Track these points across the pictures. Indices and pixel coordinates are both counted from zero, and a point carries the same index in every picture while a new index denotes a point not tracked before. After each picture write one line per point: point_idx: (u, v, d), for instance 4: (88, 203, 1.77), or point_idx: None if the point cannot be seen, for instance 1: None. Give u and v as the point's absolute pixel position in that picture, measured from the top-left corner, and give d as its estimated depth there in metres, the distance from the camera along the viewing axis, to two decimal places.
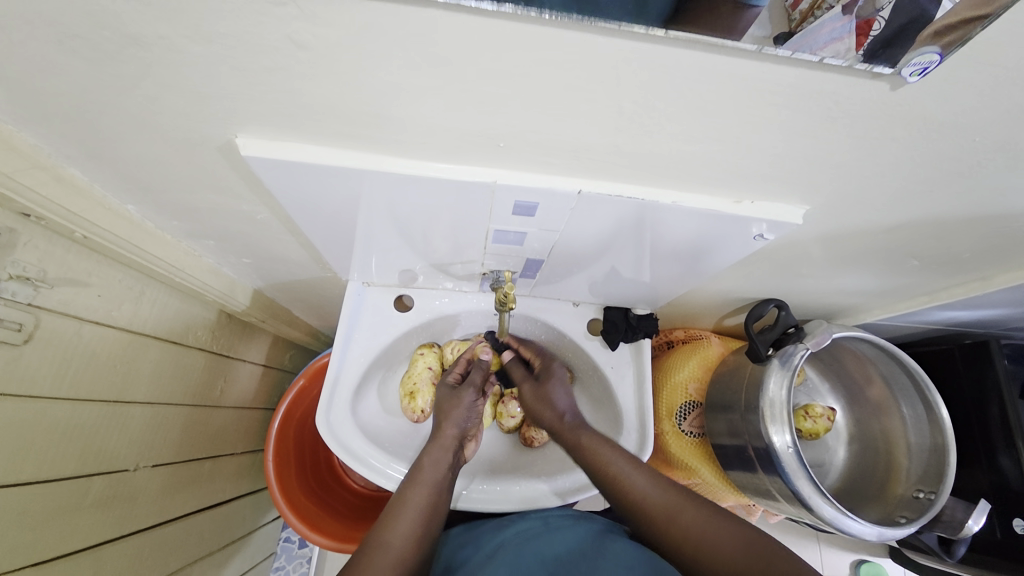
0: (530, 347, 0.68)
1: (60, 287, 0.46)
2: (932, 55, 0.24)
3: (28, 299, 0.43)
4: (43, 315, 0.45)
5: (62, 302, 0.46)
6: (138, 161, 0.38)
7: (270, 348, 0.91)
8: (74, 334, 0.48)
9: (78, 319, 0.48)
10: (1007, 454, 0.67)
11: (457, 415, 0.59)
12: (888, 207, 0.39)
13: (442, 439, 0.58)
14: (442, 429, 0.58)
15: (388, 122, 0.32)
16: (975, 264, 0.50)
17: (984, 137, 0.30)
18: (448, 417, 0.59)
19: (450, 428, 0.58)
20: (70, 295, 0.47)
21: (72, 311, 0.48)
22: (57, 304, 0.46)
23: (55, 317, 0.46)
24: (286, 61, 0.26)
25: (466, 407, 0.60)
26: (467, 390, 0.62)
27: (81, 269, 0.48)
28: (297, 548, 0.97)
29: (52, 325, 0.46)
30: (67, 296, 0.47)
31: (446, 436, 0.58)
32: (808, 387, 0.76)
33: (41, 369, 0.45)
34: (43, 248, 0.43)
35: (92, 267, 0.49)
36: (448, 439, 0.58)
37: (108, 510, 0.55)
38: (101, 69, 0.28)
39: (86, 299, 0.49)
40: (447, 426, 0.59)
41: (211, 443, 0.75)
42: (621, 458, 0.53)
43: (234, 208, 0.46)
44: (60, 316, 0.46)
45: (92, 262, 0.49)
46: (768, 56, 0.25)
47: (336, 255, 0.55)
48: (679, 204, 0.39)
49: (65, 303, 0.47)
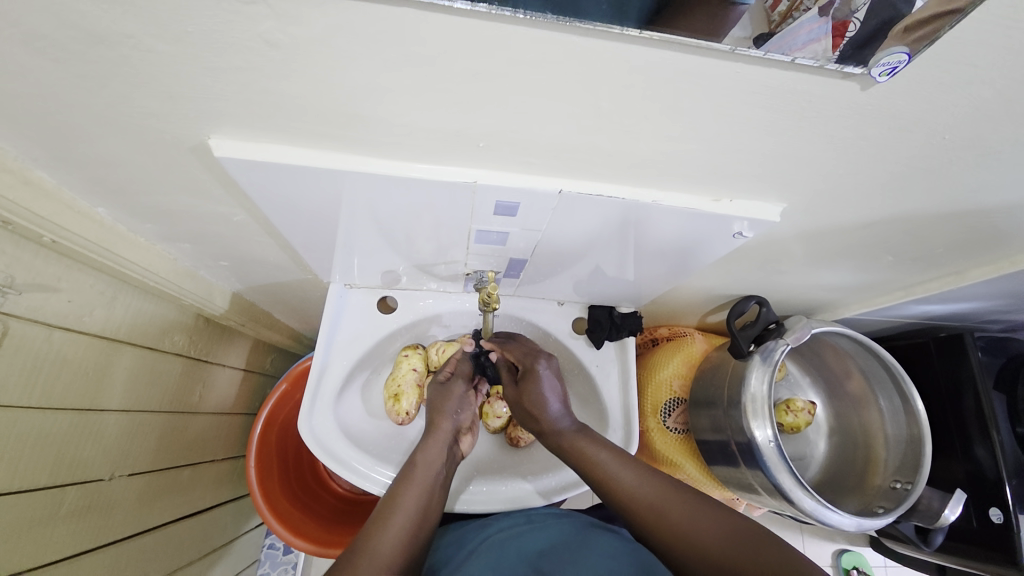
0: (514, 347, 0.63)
1: (28, 293, 0.44)
2: (900, 55, 0.24)
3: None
4: (12, 322, 0.43)
5: (31, 308, 0.45)
6: (108, 163, 0.37)
7: (251, 352, 0.89)
8: (43, 342, 0.47)
9: (47, 326, 0.47)
10: (982, 444, 0.69)
11: (451, 408, 0.60)
12: (863, 205, 0.40)
13: (436, 434, 0.58)
14: (435, 424, 0.58)
15: (366, 122, 0.31)
16: (948, 258, 0.51)
17: (953, 135, 0.31)
18: (442, 411, 0.60)
19: (444, 422, 0.59)
20: (39, 300, 0.46)
21: (42, 317, 0.46)
22: (27, 310, 0.44)
23: (24, 324, 0.44)
24: (260, 60, 0.26)
25: (458, 399, 0.61)
26: (460, 381, 0.63)
27: (50, 274, 0.46)
28: (282, 554, 0.96)
29: (22, 332, 0.44)
30: (36, 302, 0.45)
31: (439, 431, 0.58)
32: (789, 382, 0.77)
33: (10, 377, 0.44)
34: (10, 253, 0.42)
35: (61, 272, 0.47)
36: (441, 434, 0.58)
37: (83, 522, 0.53)
38: (67, 69, 0.27)
39: (56, 305, 0.48)
40: (441, 420, 0.59)
41: (189, 450, 0.73)
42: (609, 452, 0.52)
43: (210, 210, 0.45)
44: (29, 323, 0.45)
45: (62, 267, 0.47)
46: (741, 57, 0.25)
47: (316, 256, 0.55)
48: (660, 202, 0.40)
49: (34, 309, 0.45)
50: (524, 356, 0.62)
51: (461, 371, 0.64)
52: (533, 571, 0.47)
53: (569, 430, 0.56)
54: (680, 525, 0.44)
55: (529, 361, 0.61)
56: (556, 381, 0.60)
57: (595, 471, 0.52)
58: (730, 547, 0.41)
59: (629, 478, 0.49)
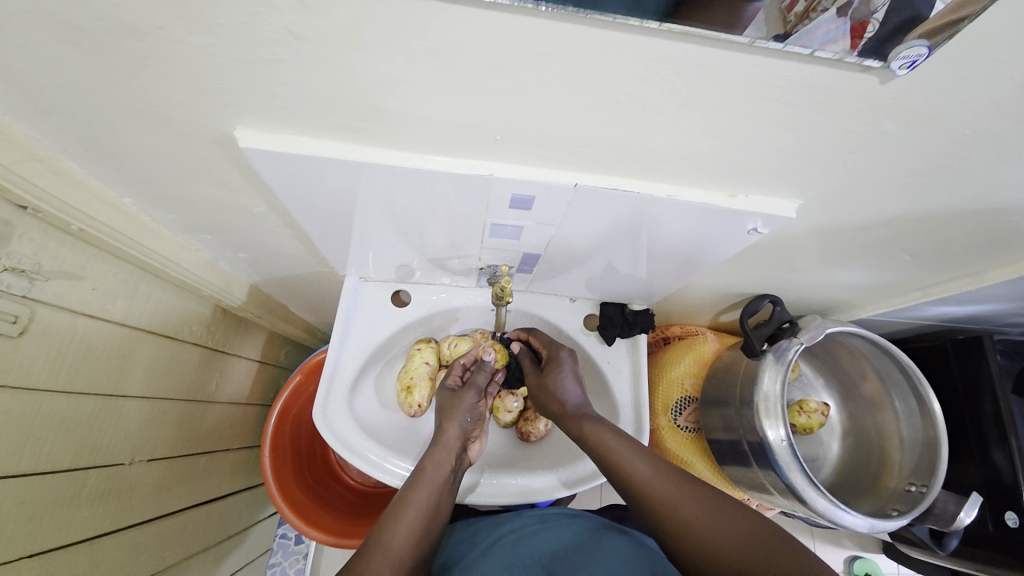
0: (540, 338, 0.67)
1: (54, 280, 0.46)
2: (921, 48, 0.24)
3: (24, 291, 0.43)
4: (39, 308, 0.45)
5: (57, 295, 0.46)
6: (135, 153, 0.38)
7: (266, 344, 0.91)
8: (69, 327, 0.48)
9: (73, 312, 0.48)
10: (1000, 449, 0.67)
11: (460, 415, 0.60)
12: (881, 201, 0.40)
13: (444, 439, 0.58)
14: (444, 429, 0.59)
15: (386, 114, 0.32)
16: (968, 258, 0.50)
17: (973, 130, 0.31)
18: (450, 417, 0.60)
19: (452, 429, 0.59)
20: (65, 288, 0.47)
21: (68, 304, 0.48)
22: (52, 296, 0.46)
23: (50, 309, 0.46)
24: (284, 52, 0.27)
25: (468, 407, 0.61)
26: (471, 391, 0.63)
27: (76, 261, 0.48)
28: (293, 544, 0.97)
29: (47, 317, 0.46)
30: (62, 289, 0.47)
31: (448, 436, 0.58)
32: (802, 382, 0.76)
33: (37, 361, 0.45)
34: (38, 241, 0.43)
35: (86, 260, 0.49)
36: (450, 438, 0.58)
37: (104, 503, 0.55)
38: (99, 59, 0.28)
39: (81, 292, 0.49)
40: (449, 426, 0.59)
41: (206, 438, 0.75)
42: (629, 447, 0.51)
43: (231, 201, 0.46)
44: (55, 308, 0.46)
45: (87, 255, 0.49)
46: (759, 49, 0.25)
47: (332, 249, 0.55)
48: (673, 197, 0.40)
49: (61, 296, 0.47)
50: (547, 345, 0.65)
51: (476, 381, 0.63)
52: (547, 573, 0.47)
53: (589, 418, 0.56)
54: (703, 531, 0.44)
55: (552, 348, 0.64)
56: (576, 369, 0.62)
57: (614, 467, 0.51)
58: (755, 555, 0.41)
59: (649, 475, 0.49)
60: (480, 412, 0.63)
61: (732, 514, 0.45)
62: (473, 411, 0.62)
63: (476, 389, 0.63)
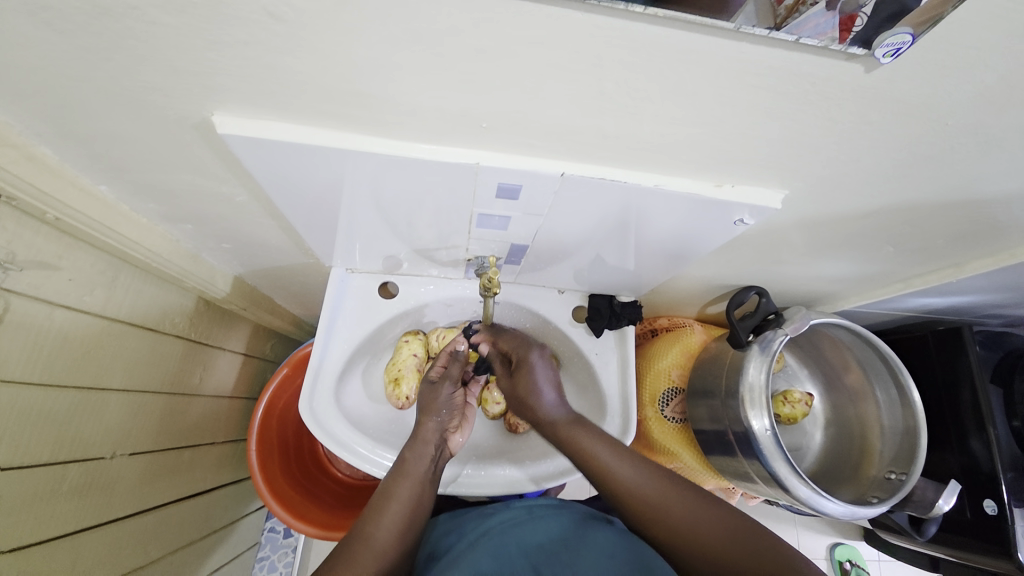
0: (507, 338, 0.61)
1: (29, 270, 0.45)
2: (904, 35, 0.24)
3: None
4: (14, 299, 0.43)
5: (32, 286, 0.45)
6: (111, 139, 0.37)
7: (251, 337, 0.90)
8: (45, 319, 0.47)
9: (49, 304, 0.47)
10: (977, 437, 0.69)
11: (438, 409, 0.59)
12: (863, 193, 0.40)
13: (422, 434, 0.57)
14: (423, 423, 0.58)
15: (372, 100, 0.31)
16: (950, 250, 0.51)
17: (955, 121, 0.31)
18: (428, 411, 0.59)
19: (430, 421, 0.58)
20: (40, 279, 0.46)
21: (44, 295, 0.46)
22: (28, 287, 0.45)
23: (26, 301, 0.45)
24: (265, 35, 0.26)
25: (444, 400, 0.60)
26: (446, 384, 0.61)
27: (51, 251, 0.46)
28: (282, 537, 0.97)
29: (23, 308, 0.44)
30: (37, 279, 0.45)
31: (427, 430, 0.57)
32: (787, 373, 0.77)
33: (11, 355, 0.44)
34: (11, 230, 0.42)
35: (62, 250, 0.48)
36: (429, 432, 0.58)
37: (85, 499, 0.54)
38: (71, 41, 0.27)
39: (57, 283, 0.48)
40: (427, 419, 0.58)
41: (189, 433, 0.74)
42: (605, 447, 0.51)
43: (213, 190, 0.45)
44: (31, 299, 0.45)
45: (62, 245, 0.47)
46: (746, 35, 0.25)
47: (318, 240, 0.55)
48: (661, 187, 0.40)
49: (36, 286, 0.45)
50: (518, 346, 0.60)
51: (450, 373, 0.62)
52: (532, 569, 0.48)
53: (563, 418, 0.55)
54: (681, 524, 0.45)
55: (522, 350, 0.59)
56: (550, 372, 0.59)
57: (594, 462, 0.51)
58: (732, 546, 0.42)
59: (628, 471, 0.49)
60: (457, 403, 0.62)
61: (712, 508, 0.45)
62: (450, 405, 0.61)
63: (452, 379, 0.62)
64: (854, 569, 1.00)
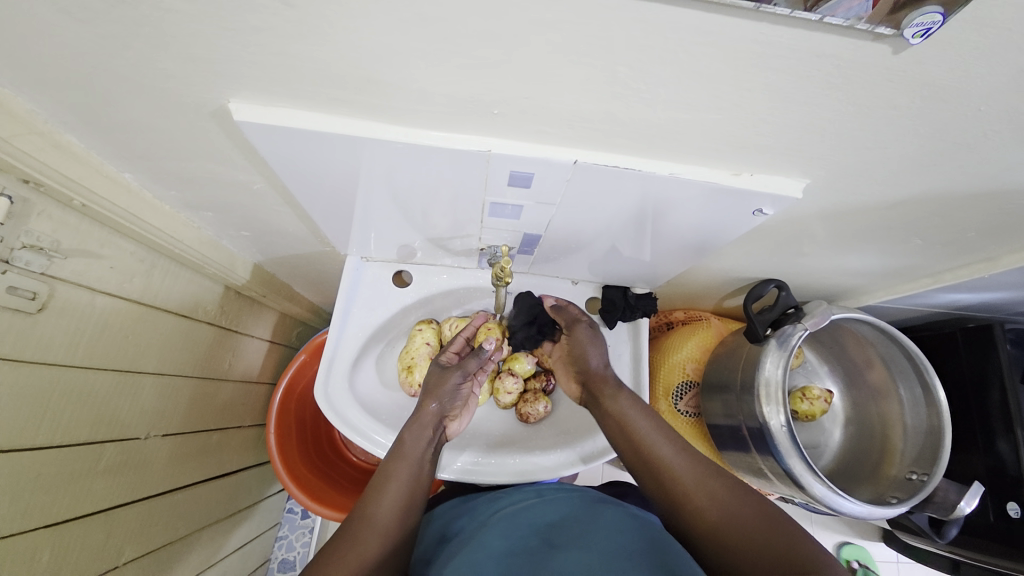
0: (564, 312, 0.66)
1: (73, 258, 0.46)
2: (934, 14, 0.23)
3: (43, 268, 0.43)
4: (58, 285, 0.45)
5: (75, 273, 0.47)
6: (134, 127, 0.38)
7: (276, 324, 0.91)
8: (88, 305, 0.49)
9: (91, 290, 0.49)
10: (1005, 439, 0.66)
11: (441, 395, 0.60)
12: (893, 181, 0.39)
13: (421, 416, 0.58)
14: (423, 406, 0.59)
15: (381, 86, 0.31)
16: (982, 243, 0.49)
17: (990, 106, 0.29)
18: (432, 396, 0.60)
19: (431, 406, 0.59)
20: (83, 266, 0.48)
21: (87, 282, 0.48)
22: (71, 274, 0.46)
23: (68, 287, 0.46)
24: (274, 19, 0.26)
25: (451, 387, 0.61)
26: (456, 371, 0.62)
27: (93, 240, 0.48)
28: (300, 518, 1.00)
29: (66, 294, 0.46)
30: (80, 267, 0.47)
31: (427, 413, 0.58)
32: (806, 369, 0.76)
33: (56, 338, 0.46)
34: (57, 218, 0.44)
35: (104, 238, 0.49)
36: (428, 415, 0.58)
37: (120, 476, 0.56)
38: (92, 30, 0.28)
39: (99, 270, 0.50)
40: (428, 403, 0.59)
41: (219, 416, 0.76)
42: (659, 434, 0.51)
43: (231, 178, 0.46)
44: (73, 286, 0.47)
45: (103, 233, 0.49)
46: (765, 14, 0.24)
47: (334, 228, 0.55)
48: (676, 176, 0.39)
49: (79, 274, 0.47)
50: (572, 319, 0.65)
51: (465, 364, 0.63)
52: (544, 543, 0.47)
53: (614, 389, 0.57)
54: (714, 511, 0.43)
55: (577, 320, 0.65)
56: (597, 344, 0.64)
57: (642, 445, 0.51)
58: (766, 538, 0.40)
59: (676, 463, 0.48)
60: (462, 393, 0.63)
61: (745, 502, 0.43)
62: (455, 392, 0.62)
63: (462, 369, 0.62)
64: (861, 568, 0.99)
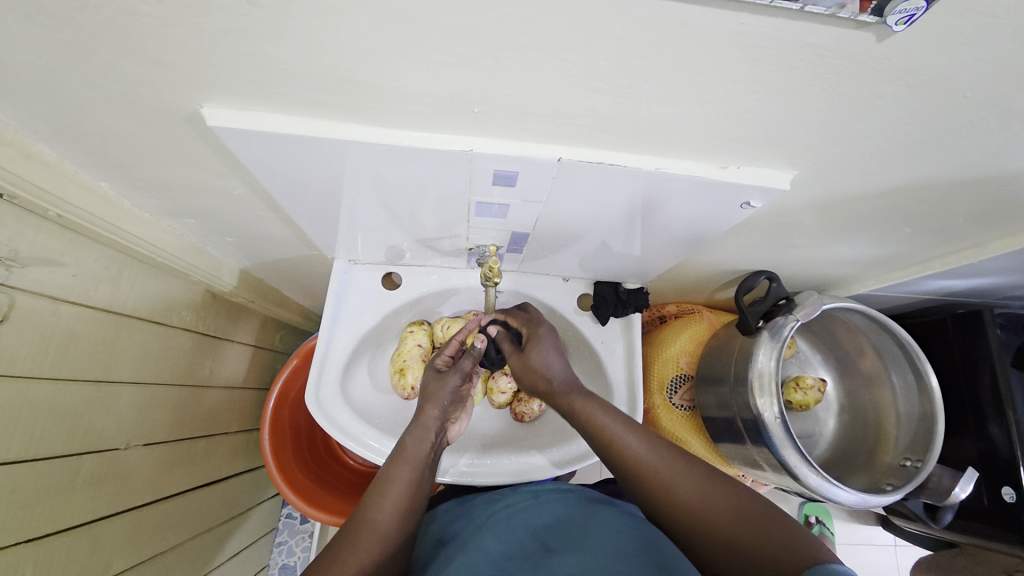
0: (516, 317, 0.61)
1: (32, 266, 0.45)
2: (918, 1, 0.23)
3: (0, 278, 0.42)
4: (18, 295, 0.44)
5: (37, 282, 0.46)
6: (105, 134, 0.37)
7: (260, 329, 0.90)
8: (50, 314, 0.47)
9: (53, 299, 0.48)
10: (997, 423, 0.67)
11: (442, 399, 0.57)
12: (879, 171, 0.38)
13: (424, 419, 0.55)
14: (425, 410, 0.56)
15: (359, 87, 0.31)
16: (970, 229, 0.49)
17: (975, 92, 0.29)
18: (432, 400, 0.57)
19: (432, 410, 0.56)
20: (44, 274, 0.46)
21: (48, 291, 0.47)
22: (33, 283, 0.45)
23: (30, 297, 0.45)
24: (243, 21, 0.25)
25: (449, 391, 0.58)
26: (455, 374, 0.58)
27: (54, 248, 0.47)
28: (299, 523, 0.99)
29: (28, 304, 0.45)
30: (40, 275, 0.46)
31: (428, 417, 0.56)
32: (799, 360, 0.76)
33: (20, 350, 0.45)
34: (14, 227, 0.42)
35: (65, 246, 0.48)
36: (430, 419, 0.56)
37: (102, 488, 0.55)
38: (57, 35, 0.27)
39: (61, 278, 0.48)
40: (430, 408, 0.56)
41: (202, 423, 0.75)
42: (619, 423, 0.48)
43: (211, 183, 0.45)
44: (36, 295, 0.46)
45: (65, 241, 0.48)
46: (747, 5, 0.23)
47: (319, 232, 0.54)
48: (663, 170, 0.38)
49: (41, 282, 0.46)
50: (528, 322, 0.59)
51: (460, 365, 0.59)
52: (542, 546, 0.47)
53: (578, 393, 0.52)
54: (693, 504, 0.42)
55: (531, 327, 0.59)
56: (558, 344, 0.58)
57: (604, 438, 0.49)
58: (746, 526, 0.39)
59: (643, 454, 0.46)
60: (461, 395, 0.60)
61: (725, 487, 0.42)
62: (455, 395, 0.59)
63: (462, 372, 0.59)
64: (819, 525, 0.99)
